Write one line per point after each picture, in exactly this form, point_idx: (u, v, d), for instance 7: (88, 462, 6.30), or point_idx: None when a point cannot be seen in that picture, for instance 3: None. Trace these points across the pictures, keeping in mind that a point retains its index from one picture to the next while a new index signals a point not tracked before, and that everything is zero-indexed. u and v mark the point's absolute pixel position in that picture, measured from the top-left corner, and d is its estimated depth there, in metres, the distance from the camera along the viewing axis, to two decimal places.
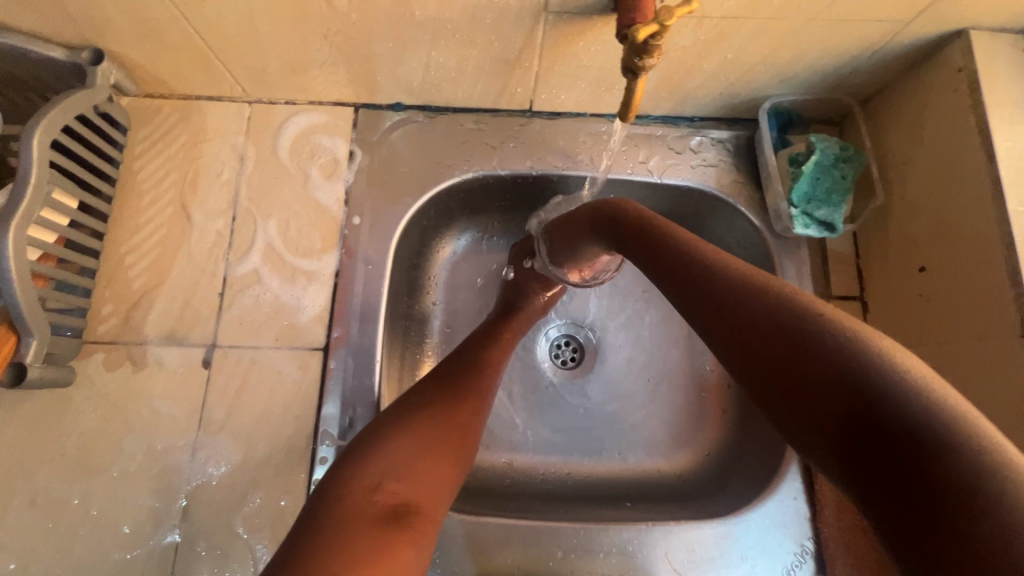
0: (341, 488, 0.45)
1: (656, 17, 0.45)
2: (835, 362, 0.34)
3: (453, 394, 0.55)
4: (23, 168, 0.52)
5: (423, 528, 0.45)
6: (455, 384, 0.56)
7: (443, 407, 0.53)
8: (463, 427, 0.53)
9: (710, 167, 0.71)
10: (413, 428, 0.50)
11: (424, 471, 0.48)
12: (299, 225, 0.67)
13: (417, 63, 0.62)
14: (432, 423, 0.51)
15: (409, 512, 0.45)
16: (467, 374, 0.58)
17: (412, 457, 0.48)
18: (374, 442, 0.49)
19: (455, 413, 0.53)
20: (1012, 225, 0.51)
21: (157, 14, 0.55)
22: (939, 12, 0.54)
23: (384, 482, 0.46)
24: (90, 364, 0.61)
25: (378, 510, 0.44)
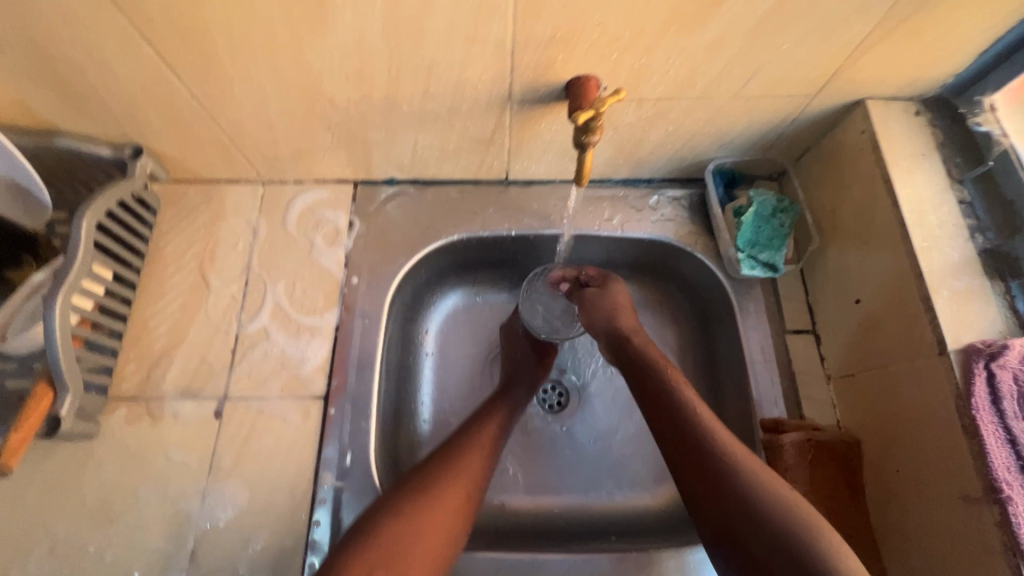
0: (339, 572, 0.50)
1: (592, 105, 0.56)
2: (749, 491, 0.51)
3: (446, 481, 0.59)
4: (72, 246, 0.62)
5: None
6: (448, 471, 0.60)
7: (438, 497, 0.57)
8: (457, 515, 0.57)
9: (668, 221, 0.80)
10: (405, 515, 0.54)
11: (415, 557, 0.52)
12: (304, 288, 0.76)
13: (406, 145, 0.73)
14: (426, 515, 0.55)
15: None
16: (460, 462, 0.61)
17: (404, 549, 0.52)
18: (370, 527, 0.53)
19: (448, 501, 0.57)
20: (918, 259, 0.59)
21: (190, 116, 0.66)
22: (837, 87, 0.65)
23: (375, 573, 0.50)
24: (113, 419, 0.67)
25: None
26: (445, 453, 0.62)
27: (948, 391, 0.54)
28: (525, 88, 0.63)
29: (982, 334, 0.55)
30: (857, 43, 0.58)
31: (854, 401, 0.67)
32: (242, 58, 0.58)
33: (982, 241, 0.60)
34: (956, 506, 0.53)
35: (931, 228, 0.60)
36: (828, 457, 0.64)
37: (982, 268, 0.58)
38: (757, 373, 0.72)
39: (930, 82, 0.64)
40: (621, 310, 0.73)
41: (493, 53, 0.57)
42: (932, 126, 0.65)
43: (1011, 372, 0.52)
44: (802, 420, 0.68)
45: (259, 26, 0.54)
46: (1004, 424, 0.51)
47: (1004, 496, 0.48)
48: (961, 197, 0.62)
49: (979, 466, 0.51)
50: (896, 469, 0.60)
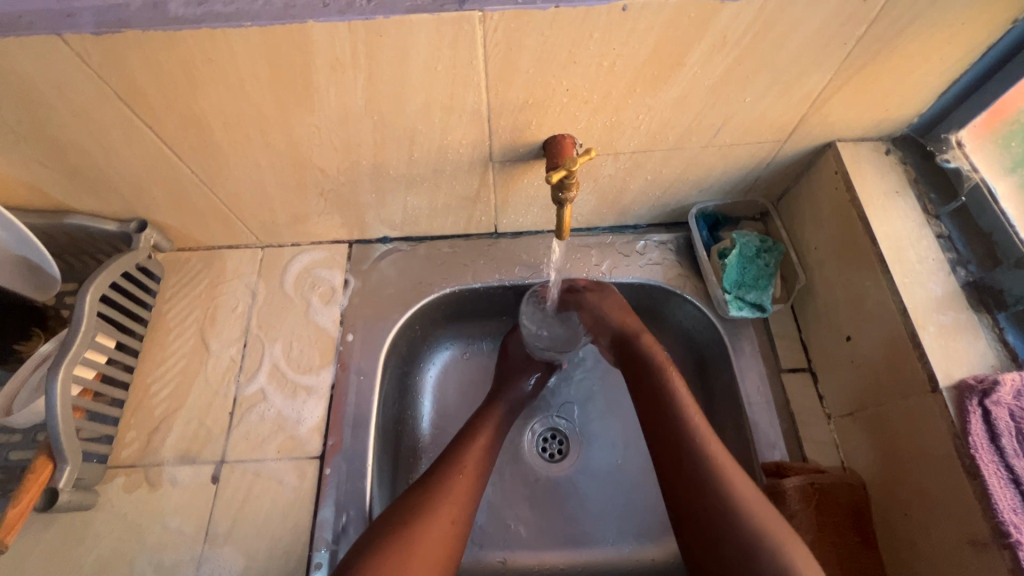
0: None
1: (563, 165, 0.58)
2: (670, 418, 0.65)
3: (430, 523, 0.58)
4: (76, 320, 0.64)
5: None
6: (429, 514, 0.59)
7: (425, 540, 0.57)
8: (445, 555, 0.57)
9: (656, 265, 0.81)
10: (394, 564, 0.54)
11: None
12: (301, 347, 0.77)
13: (396, 206, 0.76)
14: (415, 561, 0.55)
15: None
16: (441, 505, 0.60)
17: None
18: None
19: (435, 543, 0.57)
20: (901, 296, 0.59)
21: (191, 190, 0.70)
22: (806, 131, 0.67)
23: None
24: (111, 487, 0.68)
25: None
26: (423, 495, 0.61)
27: (943, 428, 0.53)
28: (504, 149, 0.66)
29: (974, 368, 0.55)
30: (818, 92, 0.60)
31: (855, 441, 0.65)
32: (238, 137, 0.62)
33: (964, 273, 0.60)
34: (967, 551, 0.51)
35: (909, 264, 0.61)
36: (835, 502, 0.62)
37: (967, 301, 0.59)
38: (756, 415, 0.71)
39: (896, 123, 0.66)
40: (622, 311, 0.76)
41: (471, 120, 0.61)
42: (903, 164, 0.67)
43: (1006, 409, 0.51)
44: (804, 463, 0.67)
45: (251, 109, 0.58)
46: (1005, 463, 0.50)
47: (1014, 540, 0.46)
48: (939, 232, 0.63)
49: (984, 509, 0.49)
50: (903, 511, 0.58)
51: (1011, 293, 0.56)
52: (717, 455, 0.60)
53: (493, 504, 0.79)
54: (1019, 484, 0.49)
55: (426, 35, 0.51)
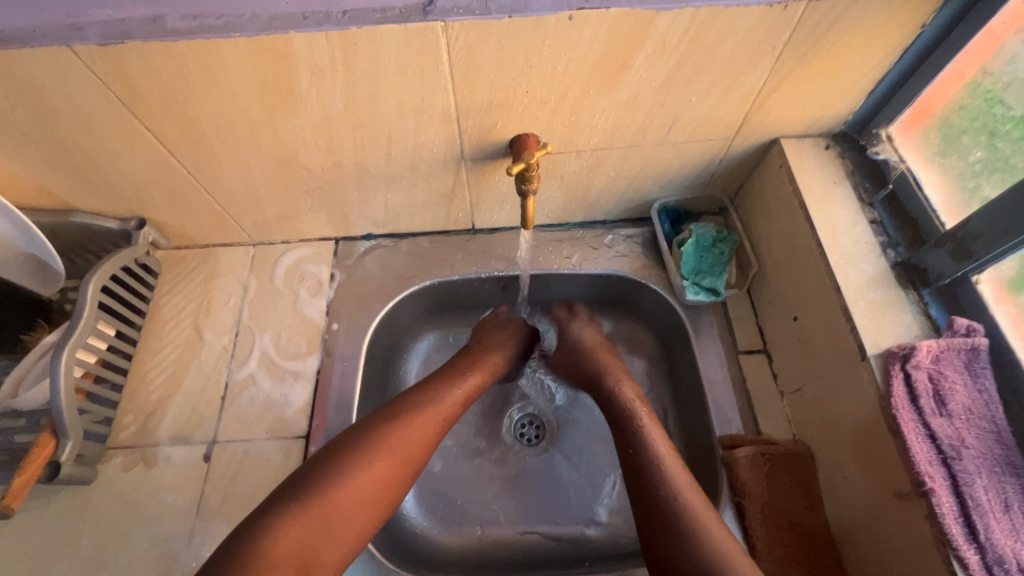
0: (264, 533, 0.51)
1: (522, 158, 0.64)
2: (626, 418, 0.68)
3: (387, 457, 0.59)
4: (79, 307, 0.69)
5: (326, 573, 0.53)
6: (389, 445, 0.60)
7: (377, 469, 0.58)
8: (394, 487, 0.59)
9: (622, 257, 0.87)
10: (340, 487, 0.55)
11: (342, 526, 0.54)
12: (289, 336, 0.82)
13: (378, 203, 0.82)
14: (360, 486, 0.57)
15: (317, 562, 0.52)
16: (403, 440, 0.61)
17: (331, 518, 0.54)
18: (298, 496, 0.54)
19: (385, 475, 0.59)
20: (835, 275, 0.65)
21: (187, 189, 0.76)
22: (751, 129, 0.73)
23: (294, 535, 0.51)
24: (110, 466, 0.73)
25: (288, 562, 0.50)
26: (391, 426, 0.61)
27: (871, 392, 0.58)
28: (475, 148, 0.72)
29: (898, 338, 0.60)
30: (756, 91, 0.66)
31: (804, 414, 0.70)
32: (229, 138, 0.68)
33: (894, 255, 0.66)
34: (892, 503, 0.56)
35: (844, 247, 0.67)
36: (783, 471, 0.67)
37: (895, 279, 0.64)
38: (714, 393, 0.75)
39: (834, 120, 0.72)
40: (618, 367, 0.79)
41: (442, 120, 0.67)
42: (841, 157, 0.73)
43: (924, 372, 0.56)
44: (757, 435, 0.71)
45: (241, 112, 0.64)
46: (924, 420, 0.54)
47: (928, 488, 0.51)
48: (872, 218, 0.69)
49: (905, 463, 0.54)
50: (843, 474, 0.63)
51: (932, 271, 0.62)
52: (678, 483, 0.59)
53: (471, 485, 0.83)
54: (934, 439, 0.54)
55: (396, 43, 0.57)
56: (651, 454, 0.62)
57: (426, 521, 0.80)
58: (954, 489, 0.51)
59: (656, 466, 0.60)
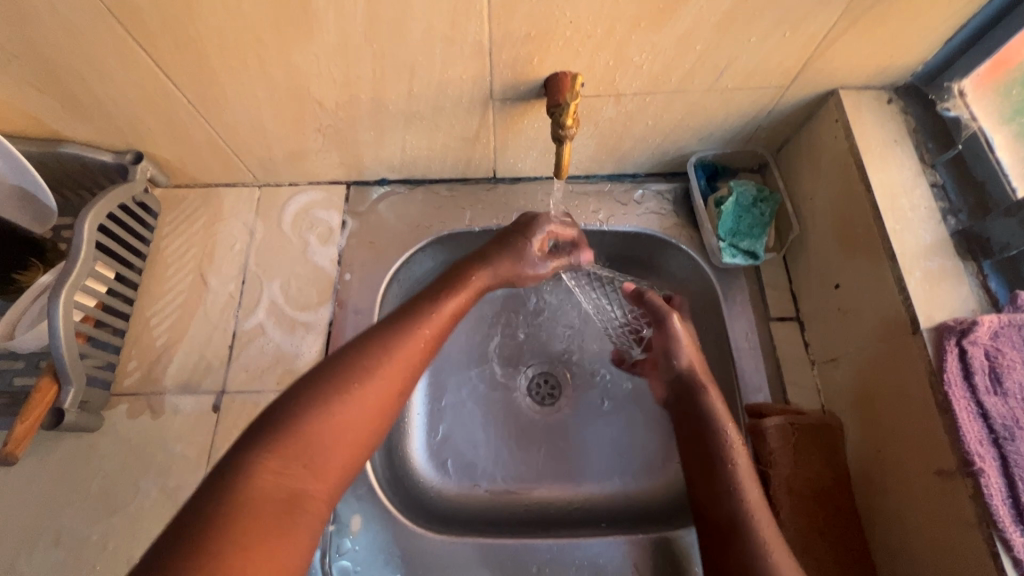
0: (237, 471, 0.42)
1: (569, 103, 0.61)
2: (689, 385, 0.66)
3: (369, 384, 0.50)
4: (75, 247, 0.65)
5: (315, 511, 0.45)
6: (373, 369, 0.50)
7: (361, 396, 0.49)
8: (382, 416, 0.50)
9: (653, 214, 0.81)
10: (320, 415, 0.46)
11: (327, 459, 0.46)
12: (299, 285, 0.78)
13: (395, 145, 0.75)
14: (341, 413, 0.47)
15: (303, 498, 0.44)
16: (384, 366, 0.51)
17: (311, 451, 0.45)
18: (278, 426, 0.45)
19: (371, 401, 0.49)
20: (892, 243, 0.60)
21: (186, 121, 0.69)
22: (810, 77, 0.66)
23: (271, 471, 0.43)
24: (115, 414, 0.70)
25: (273, 503, 0.42)
26: (370, 352, 0.51)
27: (922, 369, 0.55)
28: (505, 87, 0.65)
29: (954, 312, 0.57)
30: (823, 34, 0.60)
31: (836, 384, 0.68)
32: (234, 63, 0.61)
33: (954, 222, 0.62)
34: (933, 482, 0.54)
35: (903, 212, 0.62)
36: (812, 440, 0.65)
37: (955, 249, 0.60)
38: (742, 360, 0.73)
39: (901, 69, 0.66)
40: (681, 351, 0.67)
41: (472, 52, 0.60)
42: (904, 113, 0.68)
43: (981, 348, 0.53)
44: (786, 405, 0.69)
45: (248, 31, 0.57)
46: (976, 399, 0.52)
47: (976, 468, 0.50)
48: (933, 181, 0.64)
49: (952, 441, 0.52)
50: (876, 448, 0.61)
51: (997, 241, 0.58)
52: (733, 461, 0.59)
53: (482, 441, 0.81)
54: (985, 416, 0.52)
55: None
56: (733, 478, 0.57)
57: (438, 477, 0.78)
58: (1003, 470, 0.49)
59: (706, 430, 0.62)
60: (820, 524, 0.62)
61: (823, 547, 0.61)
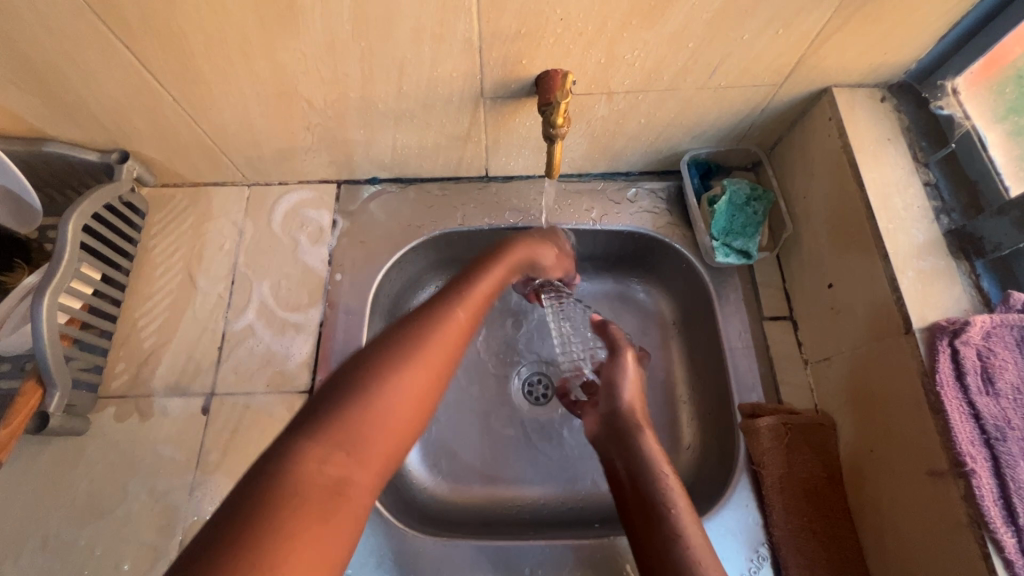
0: (283, 460, 0.39)
1: (560, 100, 0.61)
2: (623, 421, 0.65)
3: (413, 364, 0.46)
4: (59, 248, 0.64)
5: (359, 500, 0.40)
6: (417, 350, 0.47)
7: (408, 377, 0.45)
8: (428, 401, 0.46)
9: (646, 213, 0.81)
10: (366, 399, 0.43)
11: (373, 443, 0.42)
12: (289, 286, 0.77)
13: (385, 143, 0.74)
14: (390, 399, 0.43)
15: (348, 486, 0.40)
16: (430, 349, 0.48)
17: (357, 436, 0.41)
18: (324, 412, 0.42)
19: (421, 382, 0.46)
20: (885, 242, 0.60)
21: (173, 120, 0.68)
22: (803, 76, 0.66)
23: (318, 457, 0.39)
24: (103, 417, 0.69)
25: (319, 490, 0.38)
26: (413, 333, 0.48)
27: (914, 370, 0.55)
28: (496, 84, 0.64)
29: (946, 311, 0.56)
30: (816, 32, 0.59)
31: (828, 383, 0.68)
32: (219, 60, 0.60)
33: (947, 221, 0.61)
34: (925, 482, 0.54)
35: (895, 211, 0.62)
36: (804, 440, 0.66)
37: (947, 248, 0.60)
38: (735, 360, 0.72)
39: (895, 67, 0.65)
40: (625, 386, 0.67)
41: (463, 50, 0.59)
42: (897, 112, 0.67)
43: (973, 348, 0.53)
44: (779, 404, 0.69)
45: (232, 28, 0.56)
46: (968, 399, 0.52)
47: (968, 469, 0.49)
48: (926, 179, 0.64)
49: (944, 442, 0.52)
50: (869, 447, 0.61)
51: (990, 242, 0.57)
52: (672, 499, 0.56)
53: (476, 442, 0.80)
54: (977, 417, 0.51)
55: None
56: (672, 523, 0.54)
57: (431, 479, 0.78)
58: (995, 471, 0.49)
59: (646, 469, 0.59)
60: (813, 523, 0.63)
61: (815, 546, 0.62)
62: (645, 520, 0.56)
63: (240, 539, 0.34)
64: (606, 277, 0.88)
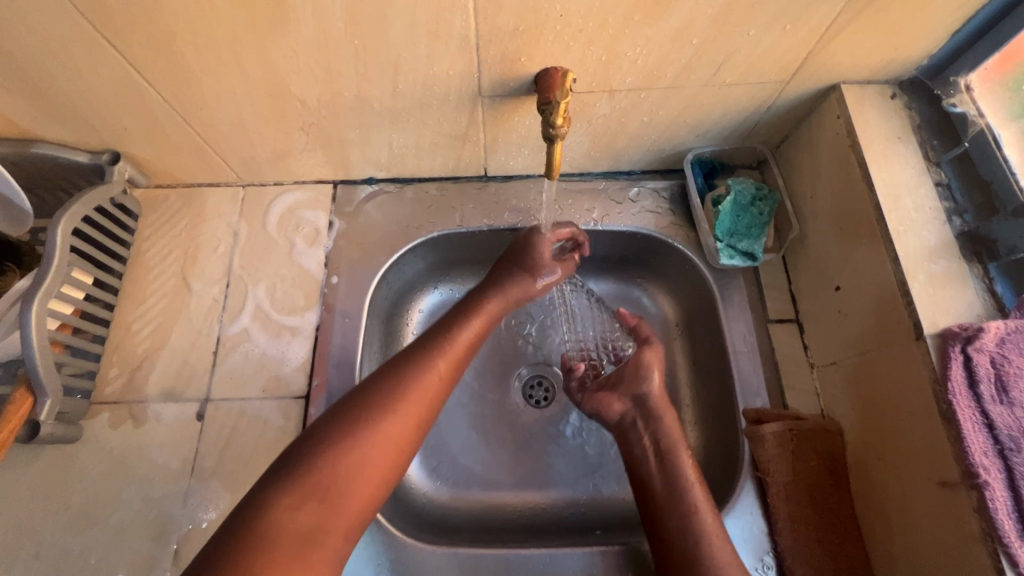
0: (261, 508, 0.43)
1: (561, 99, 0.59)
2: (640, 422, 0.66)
3: (388, 419, 0.50)
4: (48, 252, 0.62)
5: (333, 547, 0.45)
6: (391, 405, 0.51)
7: (382, 432, 0.49)
8: (402, 452, 0.51)
9: (649, 213, 0.79)
10: (342, 452, 0.47)
11: (349, 495, 0.46)
12: (285, 289, 0.76)
13: (382, 143, 0.73)
14: (363, 451, 0.48)
15: (319, 534, 0.44)
16: (404, 403, 0.52)
17: (331, 486, 0.46)
18: (300, 461, 0.46)
19: (393, 436, 0.50)
20: (895, 245, 0.58)
21: (164, 121, 0.67)
22: (810, 72, 0.64)
23: (292, 506, 0.44)
24: (96, 423, 0.68)
25: (291, 536, 0.43)
26: (388, 388, 0.52)
27: (926, 377, 0.53)
28: (494, 82, 0.62)
29: (959, 316, 0.55)
30: (824, 28, 0.57)
31: (835, 388, 0.66)
32: (209, 61, 0.58)
33: (960, 223, 0.59)
34: (936, 493, 0.52)
35: (906, 212, 0.60)
36: (810, 446, 0.64)
37: (960, 250, 0.58)
38: (740, 364, 0.71)
39: (906, 63, 0.63)
40: (649, 378, 0.68)
41: (459, 47, 0.57)
42: (908, 109, 0.65)
43: (988, 355, 0.51)
44: (784, 410, 0.67)
45: (222, 27, 0.54)
46: (981, 407, 0.50)
47: (981, 481, 0.48)
48: (938, 179, 0.62)
49: (957, 452, 0.50)
50: (878, 454, 0.60)
51: (1005, 243, 0.56)
52: (697, 508, 0.58)
53: (475, 446, 0.79)
54: (991, 427, 0.50)
55: None
56: (694, 529, 0.57)
57: (431, 484, 0.77)
58: (1009, 482, 0.48)
59: (667, 476, 0.61)
60: (819, 531, 0.61)
61: (822, 555, 0.61)
62: (669, 529, 0.58)
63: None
64: (607, 278, 0.86)
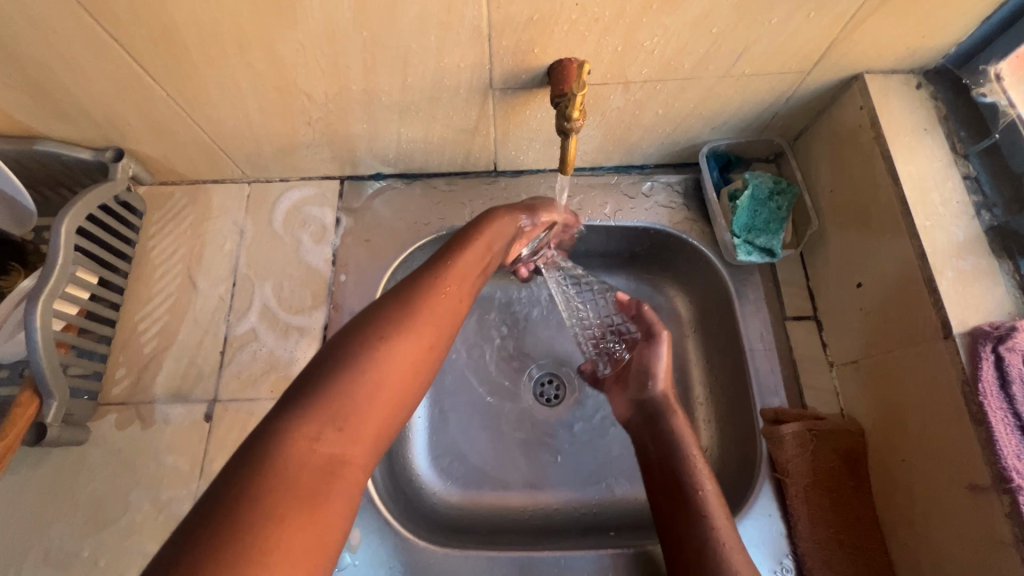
0: (272, 436, 0.38)
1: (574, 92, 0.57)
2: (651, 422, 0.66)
3: (402, 336, 0.45)
4: (52, 252, 0.61)
5: (356, 477, 0.40)
6: (406, 322, 0.46)
7: (397, 348, 0.44)
8: (420, 376, 0.45)
9: (663, 208, 0.77)
10: (357, 371, 0.42)
11: (365, 419, 0.41)
12: (292, 287, 0.75)
13: (390, 138, 0.71)
14: (384, 371, 0.43)
15: (340, 463, 0.39)
16: (420, 319, 0.47)
17: (349, 410, 0.41)
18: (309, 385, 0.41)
19: (411, 354, 0.45)
20: (921, 240, 0.56)
21: (168, 116, 0.65)
22: (833, 62, 0.62)
23: (310, 431, 0.39)
24: (103, 424, 0.67)
25: (312, 466, 0.38)
26: (397, 309, 0.47)
27: (954, 377, 0.52)
28: (506, 74, 0.61)
29: (989, 315, 0.53)
30: (850, 14, 0.55)
31: (856, 388, 0.64)
32: (213, 54, 0.56)
33: (989, 217, 0.57)
34: (965, 497, 0.51)
35: (933, 207, 0.58)
36: (830, 447, 0.63)
37: (989, 246, 0.56)
38: (757, 363, 0.69)
39: (932, 52, 0.61)
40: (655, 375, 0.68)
41: (470, 38, 0.56)
42: (934, 99, 0.63)
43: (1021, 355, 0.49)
44: (804, 409, 0.66)
45: (226, 18, 0.52)
46: (1013, 409, 0.49)
47: (1015, 485, 0.47)
48: (965, 172, 0.60)
49: (988, 455, 0.49)
50: (900, 457, 0.58)
51: None
52: (707, 503, 0.58)
53: (486, 445, 0.78)
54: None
55: None
56: (704, 523, 0.56)
57: (441, 484, 0.76)
58: None
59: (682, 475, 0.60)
60: (840, 534, 0.60)
61: (843, 558, 0.59)
62: (681, 528, 0.57)
63: (235, 520, 0.34)
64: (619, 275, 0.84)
